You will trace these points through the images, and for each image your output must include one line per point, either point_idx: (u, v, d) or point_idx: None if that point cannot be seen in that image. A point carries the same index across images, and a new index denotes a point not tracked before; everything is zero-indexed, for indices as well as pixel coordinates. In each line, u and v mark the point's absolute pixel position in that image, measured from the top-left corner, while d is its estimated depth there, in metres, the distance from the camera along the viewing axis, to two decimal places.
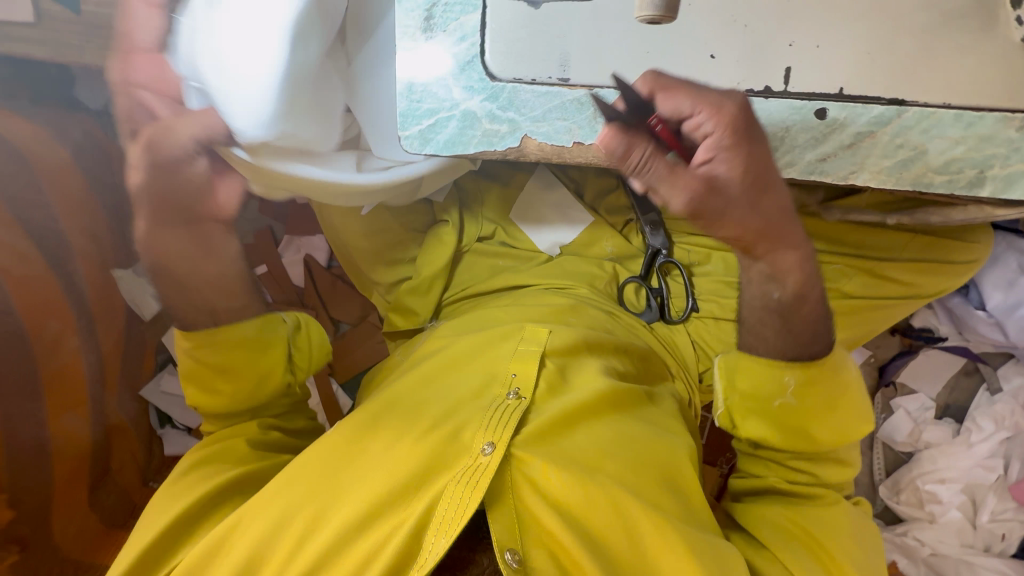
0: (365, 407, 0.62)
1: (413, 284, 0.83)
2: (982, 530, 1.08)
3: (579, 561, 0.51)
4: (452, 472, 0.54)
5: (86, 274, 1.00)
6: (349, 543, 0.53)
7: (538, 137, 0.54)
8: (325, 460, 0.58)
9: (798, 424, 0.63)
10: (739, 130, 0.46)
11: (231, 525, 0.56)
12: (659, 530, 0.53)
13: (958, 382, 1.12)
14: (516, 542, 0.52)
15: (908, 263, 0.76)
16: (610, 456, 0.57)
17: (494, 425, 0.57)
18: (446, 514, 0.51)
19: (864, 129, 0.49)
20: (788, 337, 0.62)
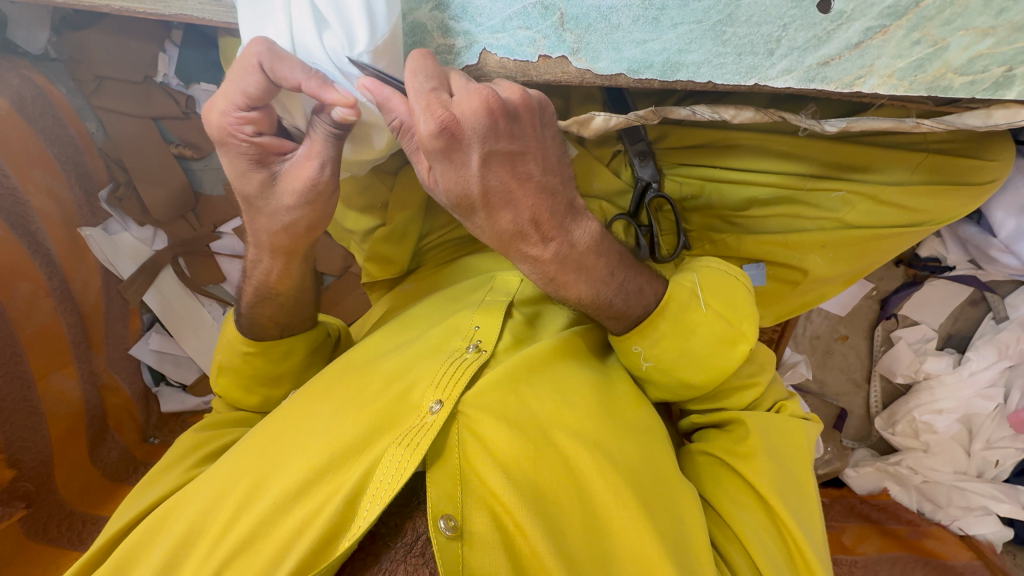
0: (330, 372, 0.61)
1: (385, 232, 0.76)
2: (976, 457, 1.08)
3: (521, 522, 0.48)
4: (398, 432, 0.52)
5: (52, 235, 0.96)
6: (284, 514, 0.50)
7: (499, 52, 0.49)
8: (269, 429, 0.57)
9: (671, 380, 0.60)
10: (444, 144, 0.41)
11: (178, 503, 0.55)
12: (608, 484, 0.52)
13: (963, 311, 1.09)
14: (454, 508, 0.49)
15: (919, 186, 0.69)
16: (566, 409, 0.54)
17: (444, 382, 0.54)
18: (384, 480, 0.49)
19: (874, 24, 0.41)
20: (625, 324, 0.57)
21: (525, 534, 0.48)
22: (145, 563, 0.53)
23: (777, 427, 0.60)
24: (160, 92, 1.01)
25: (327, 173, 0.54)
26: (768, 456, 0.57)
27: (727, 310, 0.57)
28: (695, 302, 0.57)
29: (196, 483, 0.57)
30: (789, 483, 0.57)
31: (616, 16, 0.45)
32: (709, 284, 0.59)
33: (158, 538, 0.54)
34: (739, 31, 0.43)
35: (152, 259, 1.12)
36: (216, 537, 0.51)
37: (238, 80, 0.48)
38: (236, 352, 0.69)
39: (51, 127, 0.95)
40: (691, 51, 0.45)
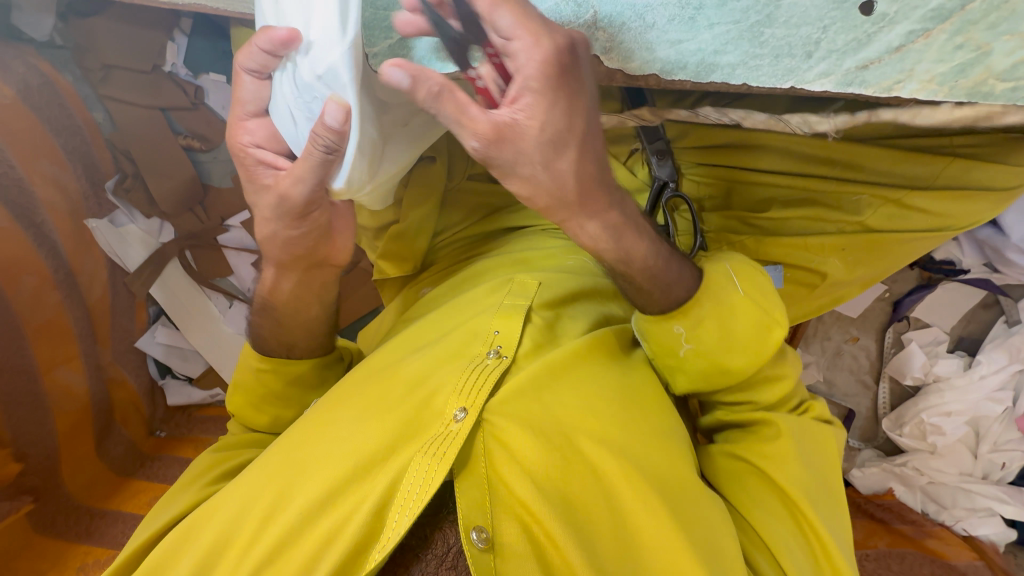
0: (352, 378, 0.61)
1: (397, 229, 0.75)
2: (983, 460, 1.08)
3: (551, 531, 0.48)
4: (423, 440, 0.52)
5: (58, 226, 0.95)
6: (312, 524, 0.50)
7: None
8: (293, 436, 0.57)
9: (708, 368, 0.59)
10: (551, 79, 0.39)
11: (204, 513, 0.55)
12: (636, 493, 0.51)
13: (975, 314, 1.09)
14: (484, 519, 0.49)
15: (943, 191, 0.69)
16: (592, 416, 0.54)
17: (467, 389, 0.53)
18: (411, 491, 0.48)
19: (917, 28, 0.40)
20: (664, 304, 0.58)
21: (556, 546, 0.48)
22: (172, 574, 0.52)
23: (805, 428, 0.61)
24: (169, 82, 1.01)
25: (299, 189, 0.52)
26: (798, 459, 0.57)
27: (762, 297, 0.58)
28: (730, 285, 0.58)
29: (221, 494, 0.56)
30: (816, 486, 0.57)
31: (651, 16, 0.44)
32: (741, 272, 0.59)
33: (186, 550, 0.54)
34: (777, 32, 0.42)
35: (159, 252, 1.11)
36: (244, 546, 0.51)
37: (236, 84, 0.50)
38: (250, 369, 0.70)
39: (57, 117, 0.93)
40: (727, 52, 0.44)
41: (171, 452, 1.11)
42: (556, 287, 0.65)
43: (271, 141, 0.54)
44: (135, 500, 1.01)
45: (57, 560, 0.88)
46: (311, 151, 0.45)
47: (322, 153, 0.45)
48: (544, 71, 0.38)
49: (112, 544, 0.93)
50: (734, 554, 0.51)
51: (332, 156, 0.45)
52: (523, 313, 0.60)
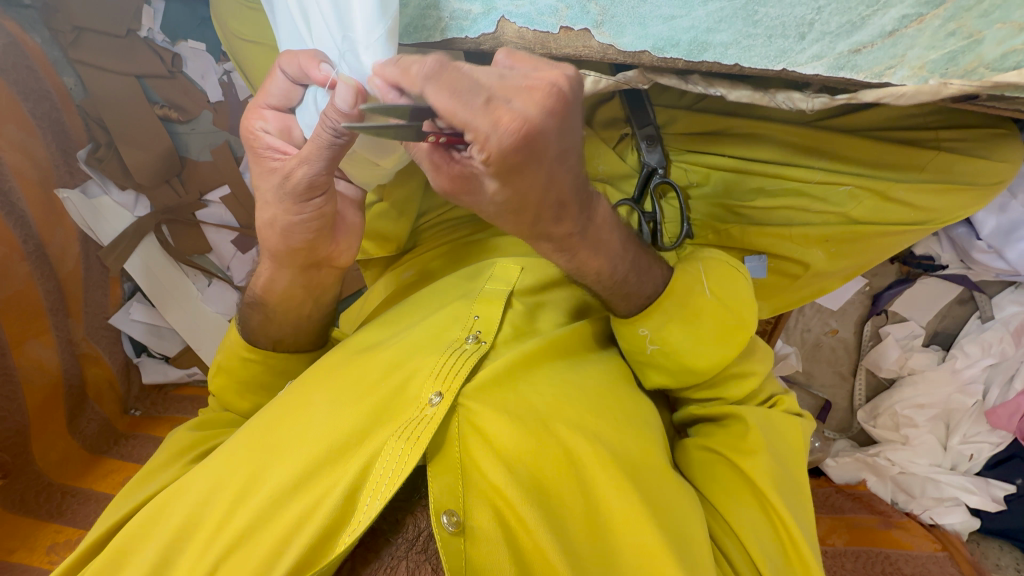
0: (328, 361, 0.59)
1: (381, 208, 0.75)
2: (952, 451, 1.11)
3: (523, 517, 0.48)
4: (397, 424, 0.51)
5: (27, 196, 0.92)
6: (282, 508, 0.49)
7: (518, 21, 0.45)
8: (265, 419, 0.55)
9: (674, 368, 0.60)
10: (526, 145, 0.34)
11: (172, 493, 0.54)
12: (609, 478, 0.51)
13: (950, 310, 1.11)
14: (456, 503, 0.49)
15: (927, 185, 0.69)
16: (567, 402, 0.54)
17: (444, 373, 0.52)
18: (384, 475, 0.48)
19: (912, 12, 0.40)
20: (633, 306, 0.58)
21: (529, 530, 0.48)
22: (136, 561, 0.51)
23: (774, 423, 0.62)
24: (144, 46, 0.97)
25: (302, 172, 0.50)
26: (771, 456, 0.58)
27: (729, 300, 0.59)
28: (699, 289, 0.59)
29: (190, 475, 0.55)
30: (786, 478, 0.58)
31: None
32: (714, 274, 0.60)
33: (152, 533, 0.52)
34: (771, 11, 0.42)
35: (134, 226, 1.06)
36: (213, 530, 0.50)
37: (270, 79, 0.52)
38: (236, 356, 0.67)
39: (24, 80, 0.89)
40: (720, 31, 0.43)
41: (147, 431, 1.09)
42: (538, 272, 0.65)
43: (283, 133, 0.54)
44: (109, 479, 0.99)
45: (26, 539, 0.87)
46: (318, 132, 0.45)
47: (331, 136, 0.45)
48: (520, 140, 0.34)
49: (83, 524, 0.91)
50: (703, 540, 0.52)
51: (340, 141, 0.45)
52: (504, 298, 0.60)
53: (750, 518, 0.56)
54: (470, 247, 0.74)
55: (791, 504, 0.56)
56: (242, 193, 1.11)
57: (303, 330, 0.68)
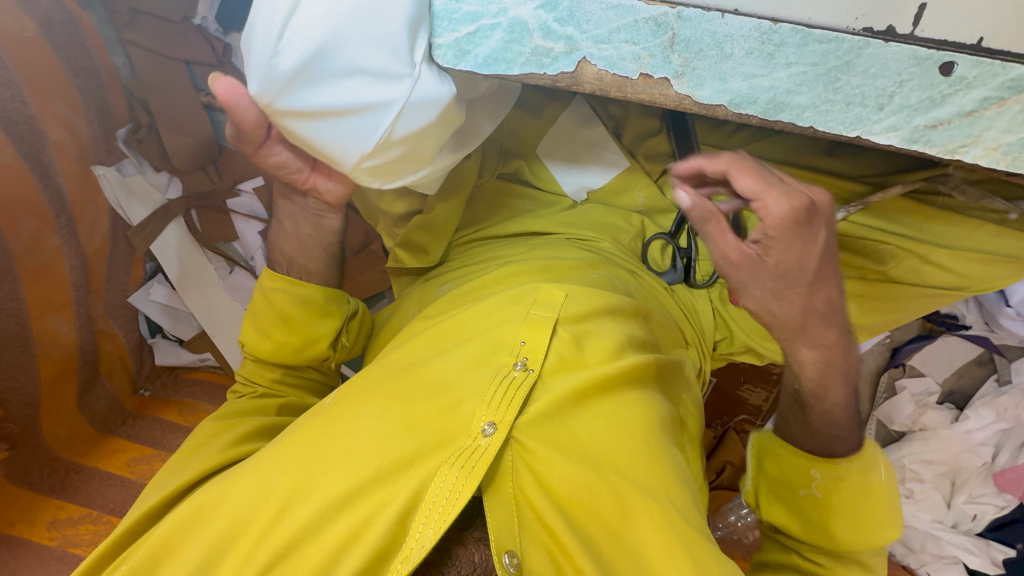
0: (383, 383, 0.63)
1: (421, 220, 0.79)
2: (955, 509, 1.09)
3: (578, 564, 0.52)
4: (449, 451, 0.56)
5: (65, 169, 0.91)
6: (332, 520, 0.54)
7: (599, 63, 0.45)
8: (312, 428, 0.60)
9: (776, 471, 0.64)
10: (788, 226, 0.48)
11: (216, 492, 0.58)
12: (657, 531, 0.54)
13: (969, 370, 1.12)
14: (516, 543, 0.55)
15: (967, 252, 0.69)
16: (616, 446, 0.57)
17: (496, 403, 0.57)
18: (437, 502, 0.53)
19: (993, 95, 0.41)
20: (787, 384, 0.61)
21: (568, 555, 0.53)
22: (181, 554, 0.56)
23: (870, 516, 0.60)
24: (197, 34, 0.99)
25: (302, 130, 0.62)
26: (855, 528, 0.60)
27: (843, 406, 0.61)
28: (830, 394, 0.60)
29: (234, 477, 0.59)
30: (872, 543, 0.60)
31: (729, 46, 0.42)
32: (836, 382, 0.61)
33: (195, 530, 0.57)
34: (853, 80, 0.42)
35: (164, 208, 1.07)
36: (259, 535, 0.54)
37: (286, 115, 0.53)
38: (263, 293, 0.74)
39: (77, 56, 0.91)
40: (799, 93, 0.43)
41: (155, 413, 1.09)
42: (583, 300, 0.66)
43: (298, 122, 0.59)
44: (114, 458, 0.98)
45: (27, 512, 0.87)
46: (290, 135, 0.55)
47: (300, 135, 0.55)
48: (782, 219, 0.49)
49: (85, 502, 0.91)
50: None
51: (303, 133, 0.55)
52: (551, 326, 0.62)
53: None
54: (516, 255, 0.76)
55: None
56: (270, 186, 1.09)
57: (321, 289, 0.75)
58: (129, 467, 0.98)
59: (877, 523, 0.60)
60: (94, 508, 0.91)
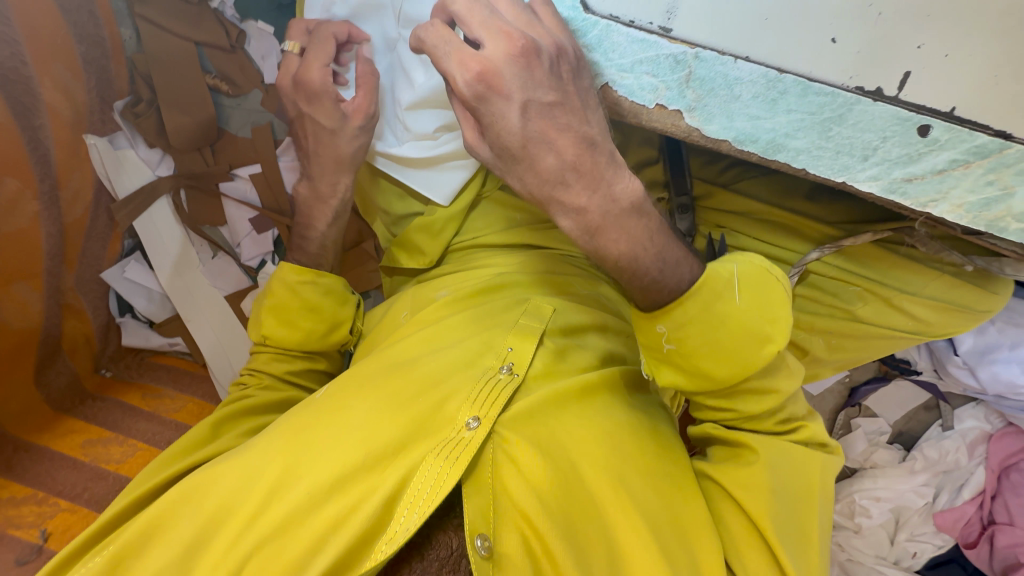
0: (373, 374, 0.65)
1: (422, 221, 0.81)
2: (898, 546, 1.15)
3: (552, 549, 0.53)
4: (434, 440, 0.58)
5: (55, 135, 0.89)
6: (321, 505, 0.56)
7: (620, 89, 0.50)
8: (304, 416, 0.62)
9: (690, 367, 0.56)
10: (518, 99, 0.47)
11: (207, 473, 0.60)
12: (633, 526, 0.55)
13: (916, 414, 1.20)
14: (488, 528, 0.56)
15: (927, 300, 0.75)
16: (590, 443, 0.59)
17: (480, 400, 0.59)
18: (422, 490, 0.54)
19: (960, 158, 0.46)
20: (655, 302, 0.54)
21: (541, 538, 0.54)
22: (170, 533, 0.57)
23: (787, 470, 0.58)
24: (213, 18, 1.00)
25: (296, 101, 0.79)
26: (776, 496, 0.56)
27: (761, 308, 0.53)
28: (731, 294, 0.53)
29: (223, 463, 0.60)
30: (787, 518, 0.56)
31: (739, 88, 0.47)
32: (750, 277, 0.54)
33: (186, 512, 0.58)
34: (844, 131, 0.47)
35: (151, 184, 1.04)
36: (248, 518, 0.56)
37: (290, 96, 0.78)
38: (285, 284, 0.80)
39: (84, 24, 0.90)
40: (796, 137, 0.48)
41: (116, 395, 1.04)
42: (570, 315, 0.69)
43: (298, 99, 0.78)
44: (67, 439, 0.94)
45: None
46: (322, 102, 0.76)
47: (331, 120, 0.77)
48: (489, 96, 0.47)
49: (31, 482, 0.86)
50: None
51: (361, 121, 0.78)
52: (538, 336, 0.64)
53: (786, 512, 0.56)
54: (513, 260, 0.78)
55: (818, 487, 0.59)
56: (272, 175, 1.09)
57: (338, 297, 0.82)
58: (83, 449, 0.94)
59: (719, 345, 0.54)
60: (40, 489, 0.87)
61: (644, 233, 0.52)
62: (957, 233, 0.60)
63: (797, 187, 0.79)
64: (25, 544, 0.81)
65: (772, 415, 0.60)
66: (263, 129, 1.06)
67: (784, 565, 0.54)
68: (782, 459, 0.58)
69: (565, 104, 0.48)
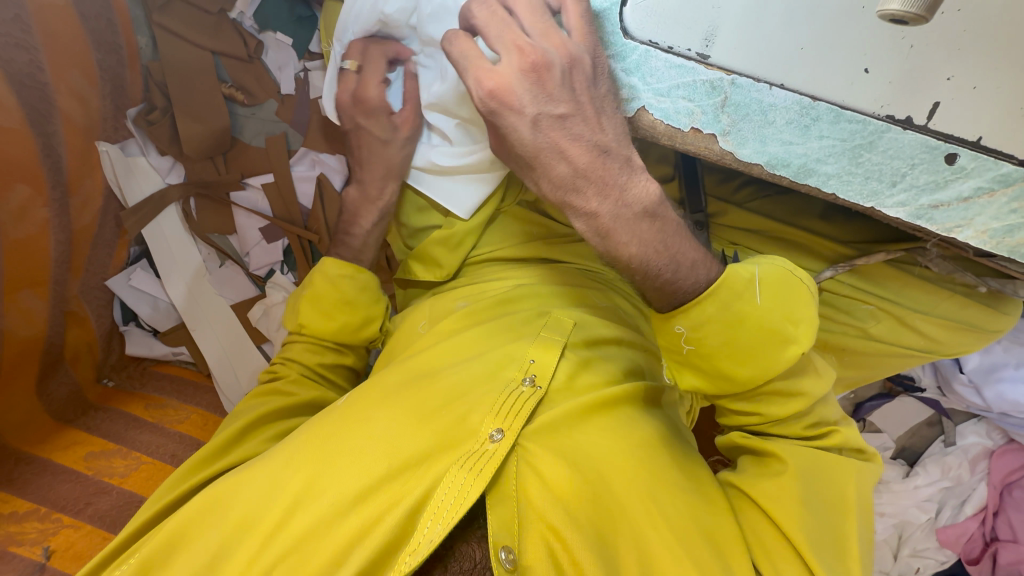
0: (396, 385, 0.64)
1: (440, 235, 0.80)
2: (902, 561, 1.16)
3: (580, 559, 0.53)
4: (457, 453, 0.57)
5: (68, 141, 0.88)
6: (346, 516, 0.55)
7: (656, 113, 0.51)
8: (325, 427, 0.61)
9: (711, 368, 0.56)
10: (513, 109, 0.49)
11: (228, 485, 0.59)
12: (662, 535, 0.54)
13: (919, 429, 1.20)
14: (512, 541, 0.56)
15: (938, 319, 0.77)
16: (615, 453, 0.59)
17: (504, 411, 0.59)
18: (445, 500, 0.54)
19: (986, 186, 0.47)
20: (669, 302, 0.55)
21: (569, 548, 0.53)
22: (193, 546, 0.57)
23: (818, 477, 0.58)
24: (231, 27, 1.00)
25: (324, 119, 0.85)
26: (805, 502, 0.56)
27: (782, 308, 0.53)
28: (750, 292, 0.53)
29: (246, 474, 0.60)
30: (819, 530, 0.55)
31: (773, 115, 0.48)
32: (770, 277, 0.54)
33: (209, 522, 0.58)
34: (874, 158, 0.48)
35: (162, 192, 1.04)
36: (271, 530, 0.55)
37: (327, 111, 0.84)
38: (331, 277, 0.81)
39: (102, 31, 0.90)
40: (827, 163, 0.48)
41: (120, 406, 1.02)
42: (590, 328, 0.69)
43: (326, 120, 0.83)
44: (70, 452, 0.92)
45: None
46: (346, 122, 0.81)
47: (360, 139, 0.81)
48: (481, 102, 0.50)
49: (33, 498, 0.84)
50: None
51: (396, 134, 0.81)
52: (560, 348, 0.64)
53: (820, 524, 0.55)
54: (529, 271, 0.78)
55: (851, 499, 0.57)
56: (284, 185, 1.09)
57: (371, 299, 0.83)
58: (87, 462, 0.91)
59: (743, 348, 0.54)
60: (42, 504, 0.84)
61: (657, 236, 0.52)
62: (971, 254, 0.62)
63: (811, 207, 0.80)
64: (28, 562, 0.79)
65: (797, 419, 0.61)
66: (277, 139, 1.06)
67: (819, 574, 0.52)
68: (813, 469, 0.58)
69: (578, 114, 0.50)
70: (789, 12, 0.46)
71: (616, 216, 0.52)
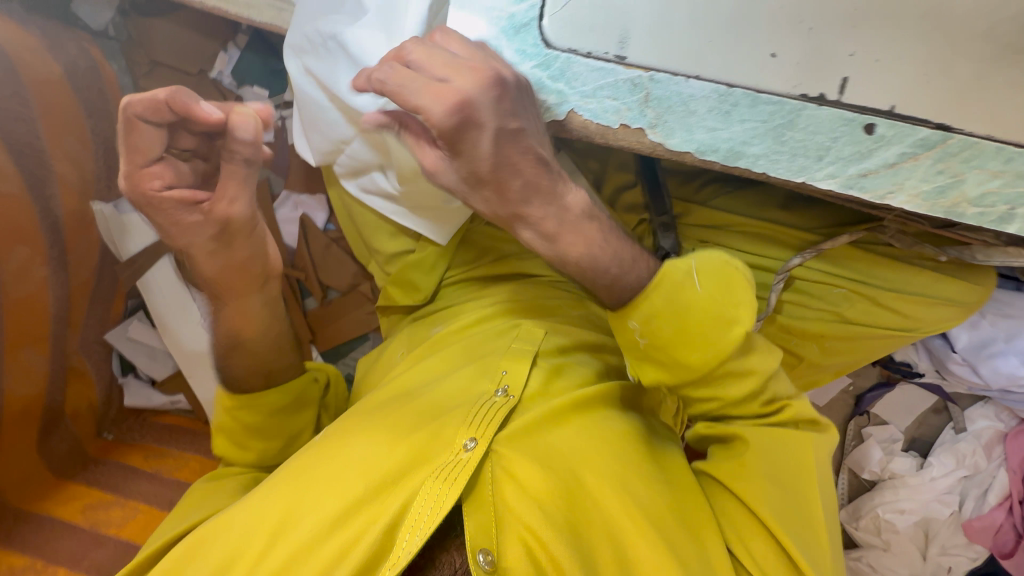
0: (372, 410, 0.65)
1: (413, 258, 0.84)
2: (931, 562, 1.12)
3: (556, 555, 0.52)
4: (432, 467, 0.57)
5: (65, 203, 0.94)
6: (326, 540, 0.55)
7: (585, 114, 0.53)
8: (305, 460, 0.62)
9: (668, 359, 0.59)
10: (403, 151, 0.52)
11: (210, 528, 0.60)
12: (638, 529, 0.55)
13: (926, 418, 1.17)
14: (490, 542, 0.55)
15: (912, 296, 0.77)
16: (588, 455, 0.59)
17: (477, 422, 0.59)
18: (422, 514, 0.53)
19: (908, 150, 0.49)
20: (618, 301, 0.59)
21: (545, 547, 0.53)
22: None
23: (778, 450, 0.59)
24: (211, 86, 1.08)
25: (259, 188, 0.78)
26: (767, 479, 0.57)
27: (720, 294, 0.56)
28: (691, 284, 0.57)
29: (228, 515, 0.61)
30: (786, 502, 0.56)
31: (693, 104, 0.51)
32: (704, 266, 0.57)
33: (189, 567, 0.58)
34: (796, 135, 0.50)
35: (154, 245, 1.08)
36: (252, 563, 0.55)
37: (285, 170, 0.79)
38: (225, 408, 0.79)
39: (94, 100, 0.97)
40: (753, 144, 0.51)
41: (119, 459, 1.04)
42: (559, 336, 0.70)
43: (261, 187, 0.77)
44: (69, 505, 0.92)
45: None
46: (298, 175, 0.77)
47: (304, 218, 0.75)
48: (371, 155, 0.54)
49: (30, 552, 0.85)
50: None
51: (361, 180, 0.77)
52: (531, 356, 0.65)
53: (783, 496, 0.56)
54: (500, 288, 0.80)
55: (816, 468, 0.57)
56: None
57: (294, 404, 0.82)
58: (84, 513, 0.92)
59: (686, 331, 0.56)
60: (37, 557, 0.84)
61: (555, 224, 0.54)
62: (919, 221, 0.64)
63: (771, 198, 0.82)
64: None
65: (755, 398, 0.61)
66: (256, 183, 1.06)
67: (791, 552, 0.53)
68: (778, 448, 0.59)
69: None
70: (694, 11, 0.50)
71: (564, 237, 0.55)
